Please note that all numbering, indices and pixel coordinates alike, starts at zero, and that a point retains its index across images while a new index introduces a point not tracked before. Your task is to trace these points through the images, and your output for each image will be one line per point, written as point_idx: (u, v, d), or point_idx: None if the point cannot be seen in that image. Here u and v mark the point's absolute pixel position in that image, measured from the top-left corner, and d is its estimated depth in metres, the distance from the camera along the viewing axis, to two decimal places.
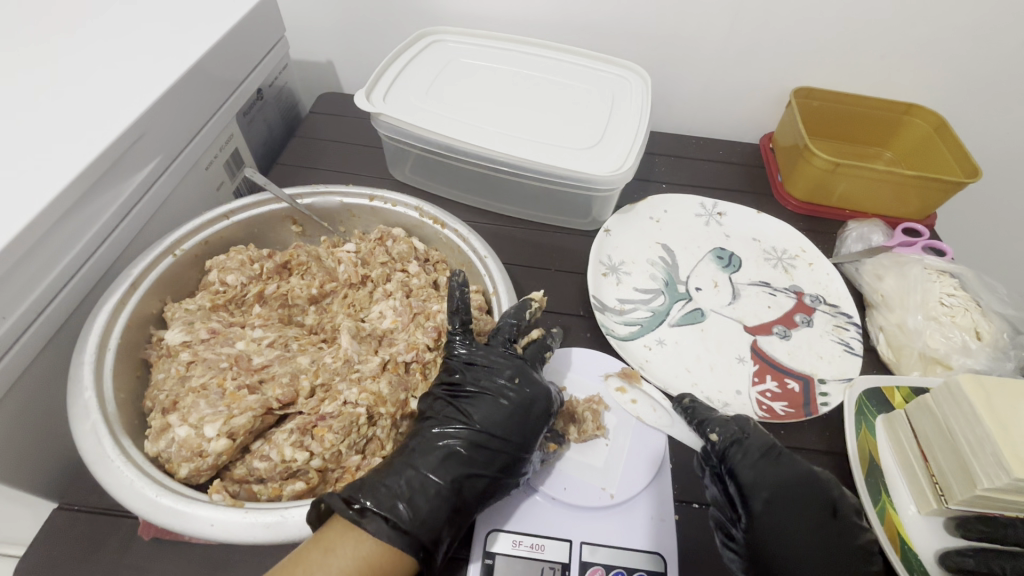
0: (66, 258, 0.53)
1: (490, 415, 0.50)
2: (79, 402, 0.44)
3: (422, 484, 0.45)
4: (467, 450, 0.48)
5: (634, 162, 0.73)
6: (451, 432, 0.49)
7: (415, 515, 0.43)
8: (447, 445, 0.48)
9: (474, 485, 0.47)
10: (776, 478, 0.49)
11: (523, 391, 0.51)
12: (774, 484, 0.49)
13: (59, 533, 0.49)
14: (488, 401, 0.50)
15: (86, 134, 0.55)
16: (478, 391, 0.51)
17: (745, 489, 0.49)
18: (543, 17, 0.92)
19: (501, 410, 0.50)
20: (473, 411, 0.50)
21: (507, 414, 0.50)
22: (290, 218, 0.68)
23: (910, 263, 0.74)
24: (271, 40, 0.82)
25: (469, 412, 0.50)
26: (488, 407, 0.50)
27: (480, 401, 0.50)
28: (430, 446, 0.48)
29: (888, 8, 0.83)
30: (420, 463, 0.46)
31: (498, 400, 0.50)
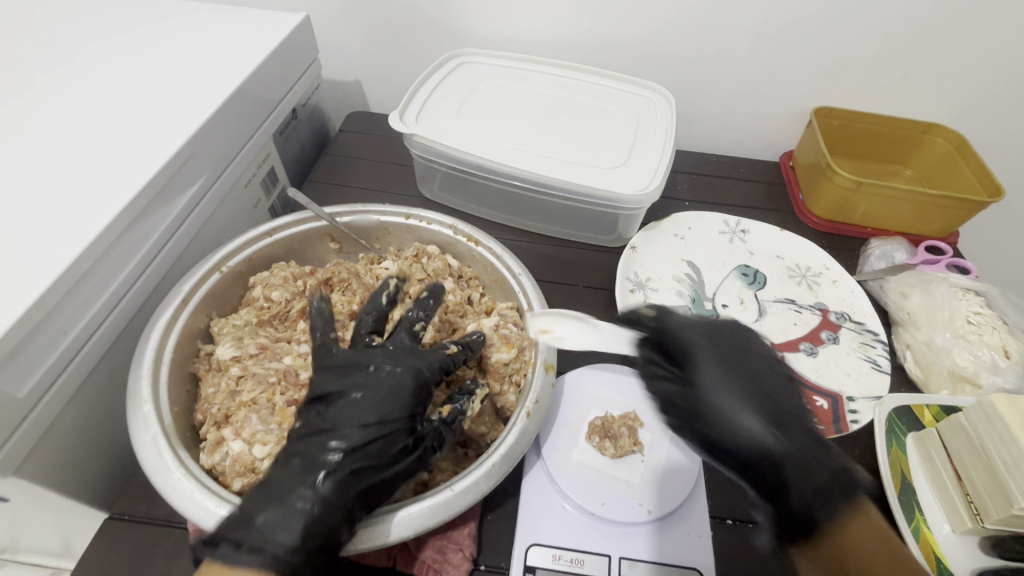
0: (120, 275, 0.55)
1: (347, 424, 0.46)
2: (139, 415, 0.46)
3: (300, 511, 0.42)
4: (351, 463, 0.44)
5: (661, 181, 0.74)
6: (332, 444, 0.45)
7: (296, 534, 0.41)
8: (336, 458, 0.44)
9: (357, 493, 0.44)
10: (731, 370, 0.51)
11: (383, 379, 0.48)
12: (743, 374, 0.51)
13: (110, 542, 0.51)
14: (347, 404, 0.47)
15: (140, 157, 0.58)
16: (337, 391, 0.48)
17: (702, 379, 0.51)
18: (568, 38, 0.94)
19: (353, 395, 0.47)
20: (340, 418, 0.46)
21: (371, 413, 0.46)
22: (329, 235, 0.70)
23: (936, 281, 0.75)
24: (306, 61, 0.85)
25: (336, 426, 0.46)
26: (347, 412, 0.46)
27: (343, 405, 0.47)
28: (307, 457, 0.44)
29: (908, 31, 0.85)
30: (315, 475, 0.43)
31: (358, 406, 0.47)
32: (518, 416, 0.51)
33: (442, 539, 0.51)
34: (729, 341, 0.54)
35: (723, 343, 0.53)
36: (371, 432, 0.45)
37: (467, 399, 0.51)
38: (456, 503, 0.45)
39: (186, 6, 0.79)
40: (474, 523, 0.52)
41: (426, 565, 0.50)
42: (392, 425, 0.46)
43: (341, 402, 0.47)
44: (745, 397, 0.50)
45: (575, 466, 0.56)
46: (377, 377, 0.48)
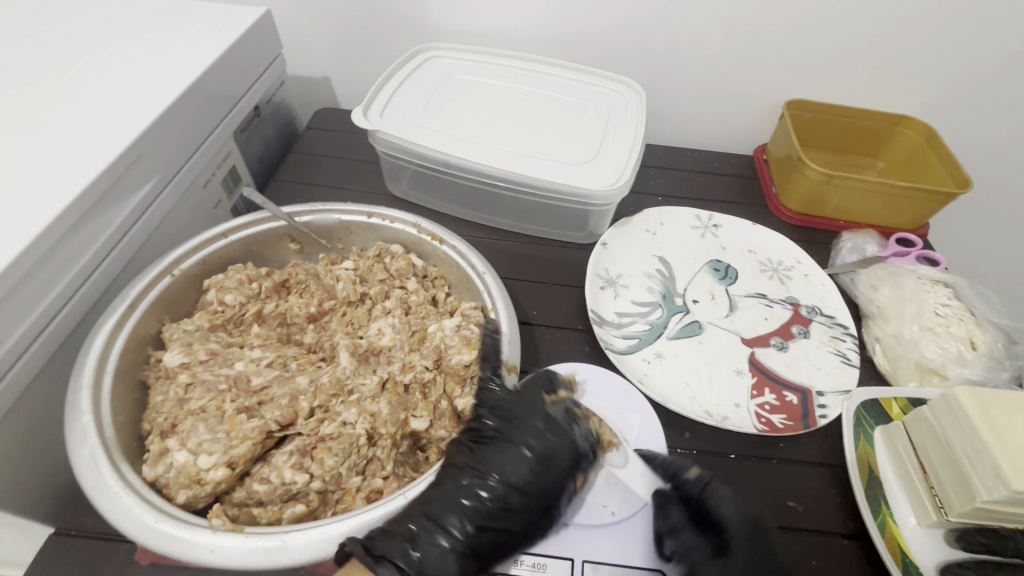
0: (63, 280, 0.53)
1: (511, 467, 0.49)
2: (77, 427, 0.44)
3: (435, 549, 0.45)
4: (497, 521, 0.47)
5: (630, 176, 0.73)
6: (473, 491, 0.48)
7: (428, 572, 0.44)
8: (472, 506, 0.47)
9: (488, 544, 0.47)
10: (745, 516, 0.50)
11: (547, 441, 0.51)
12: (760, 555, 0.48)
13: (53, 558, 0.49)
14: (511, 453, 0.50)
15: (82, 156, 0.55)
16: (502, 440, 0.51)
17: (721, 519, 0.50)
18: (539, 31, 0.93)
19: (521, 452, 0.50)
20: (497, 464, 0.49)
21: (530, 467, 0.49)
22: (288, 235, 0.68)
23: (905, 273, 0.75)
24: (269, 57, 0.82)
25: (505, 468, 0.49)
26: (506, 455, 0.50)
27: (502, 452, 0.50)
28: (457, 498, 0.47)
29: (878, 22, 0.85)
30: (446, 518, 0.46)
31: (523, 452, 0.50)
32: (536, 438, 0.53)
33: None
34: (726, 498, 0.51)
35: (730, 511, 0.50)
36: (529, 485, 0.49)
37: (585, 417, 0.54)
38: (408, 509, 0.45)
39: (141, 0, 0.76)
40: None
41: None
42: (546, 484, 0.49)
43: (499, 448, 0.50)
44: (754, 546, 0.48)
45: None
46: (523, 435, 0.51)
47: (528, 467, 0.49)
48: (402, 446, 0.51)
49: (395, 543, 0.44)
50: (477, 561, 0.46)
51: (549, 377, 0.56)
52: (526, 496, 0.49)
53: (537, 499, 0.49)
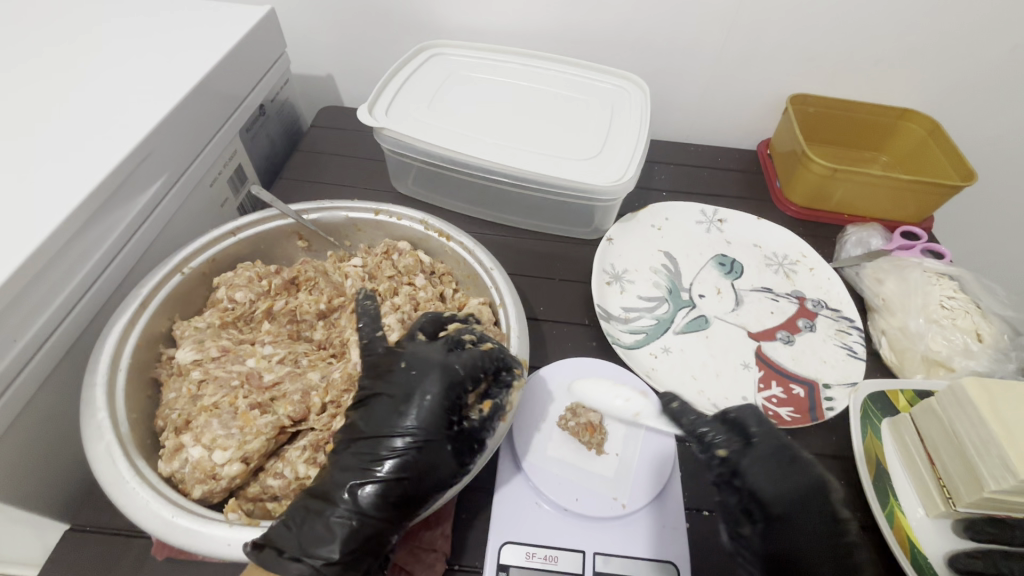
0: (75, 279, 0.53)
1: (398, 416, 0.45)
2: (92, 424, 0.45)
3: (333, 522, 0.41)
4: (399, 471, 0.43)
5: (635, 171, 0.73)
6: (377, 469, 0.43)
7: (336, 545, 0.40)
8: (377, 469, 0.43)
9: (396, 497, 0.43)
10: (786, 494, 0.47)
11: (431, 392, 0.46)
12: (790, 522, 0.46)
13: (70, 554, 0.49)
14: (393, 406, 0.46)
15: (93, 154, 0.56)
16: (392, 394, 0.47)
17: (749, 465, 0.49)
18: (542, 28, 0.93)
19: (405, 410, 0.46)
20: (391, 424, 0.45)
21: (419, 412, 0.45)
22: (296, 233, 0.69)
23: (909, 266, 0.75)
24: (273, 56, 0.82)
25: (390, 424, 0.45)
26: (391, 408, 0.46)
27: (387, 405, 0.46)
28: (358, 464, 0.44)
29: (881, 16, 0.85)
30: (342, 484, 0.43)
31: (419, 401, 0.46)
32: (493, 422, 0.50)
33: (415, 540, 0.50)
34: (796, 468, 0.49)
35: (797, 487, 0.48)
36: (423, 432, 0.45)
37: (504, 391, 0.50)
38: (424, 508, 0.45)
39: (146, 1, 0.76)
40: (448, 523, 0.52)
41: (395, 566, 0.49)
42: (437, 419, 0.45)
43: (387, 401, 0.47)
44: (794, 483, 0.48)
45: (552, 463, 0.55)
46: (410, 385, 0.47)
47: (425, 411, 0.45)
48: None
49: (307, 526, 0.41)
50: (389, 511, 0.43)
51: (436, 322, 0.55)
52: (425, 444, 0.44)
53: (433, 438, 0.45)
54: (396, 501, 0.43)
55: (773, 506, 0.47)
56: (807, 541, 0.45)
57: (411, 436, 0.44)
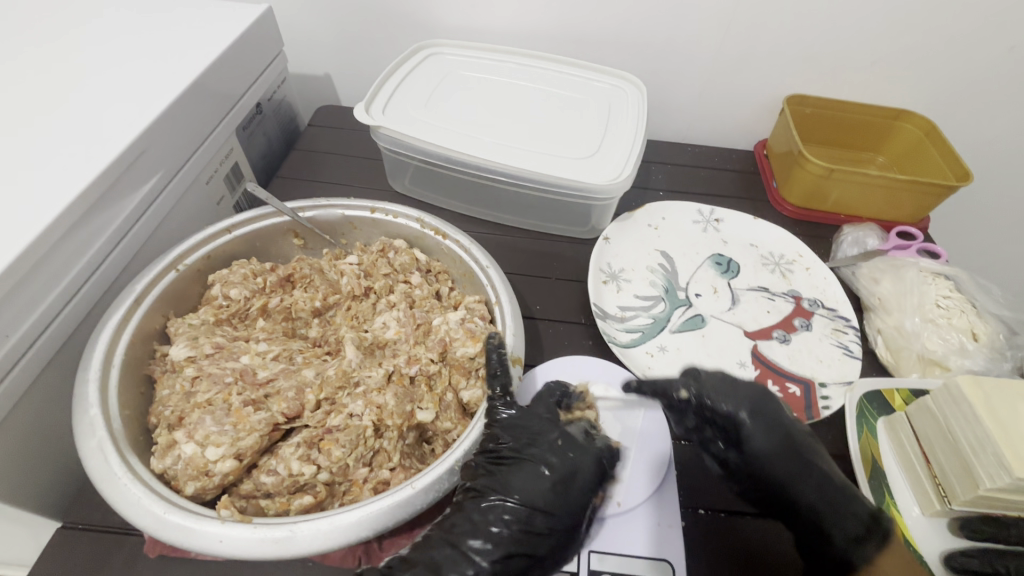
0: (69, 275, 0.53)
1: (534, 486, 0.46)
2: (84, 420, 0.44)
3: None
4: (524, 536, 0.44)
5: (631, 171, 0.73)
6: (497, 526, 0.44)
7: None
8: (500, 533, 0.44)
9: (519, 564, 0.44)
10: (772, 434, 0.51)
11: (567, 457, 0.47)
12: (776, 458, 0.51)
13: (62, 552, 0.49)
14: (528, 471, 0.47)
15: (87, 151, 0.56)
16: (520, 457, 0.48)
17: (716, 403, 0.53)
18: (539, 28, 0.93)
19: (541, 478, 0.46)
20: (516, 485, 0.46)
21: (552, 488, 0.46)
22: (292, 231, 0.69)
23: (906, 266, 0.75)
24: (270, 54, 0.82)
25: (531, 493, 0.46)
26: (532, 477, 0.46)
27: (519, 470, 0.47)
28: (487, 529, 0.44)
29: (876, 17, 0.85)
30: (470, 551, 0.43)
31: (539, 469, 0.47)
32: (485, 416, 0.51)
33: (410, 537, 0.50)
34: (765, 405, 0.53)
35: (770, 428, 0.52)
36: (554, 506, 0.45)
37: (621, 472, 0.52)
38: (416, 501, 0.44)
39: None
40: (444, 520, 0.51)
41: None
42: (574, 503, 0.46)
43: (517, 466, 0.47)
44: (755, 406, 0.53)
45: None
46: (550, 455, 0.48)
47: (563, 488, 0.46)
48: (408, 438, 0.52)
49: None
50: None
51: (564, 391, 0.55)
52: (559, 518, 0.45)
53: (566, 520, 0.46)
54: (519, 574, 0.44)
55: (750, 439, 0.52)
56: (778, 461, 0.51)
57: (551, 512, 0.45)
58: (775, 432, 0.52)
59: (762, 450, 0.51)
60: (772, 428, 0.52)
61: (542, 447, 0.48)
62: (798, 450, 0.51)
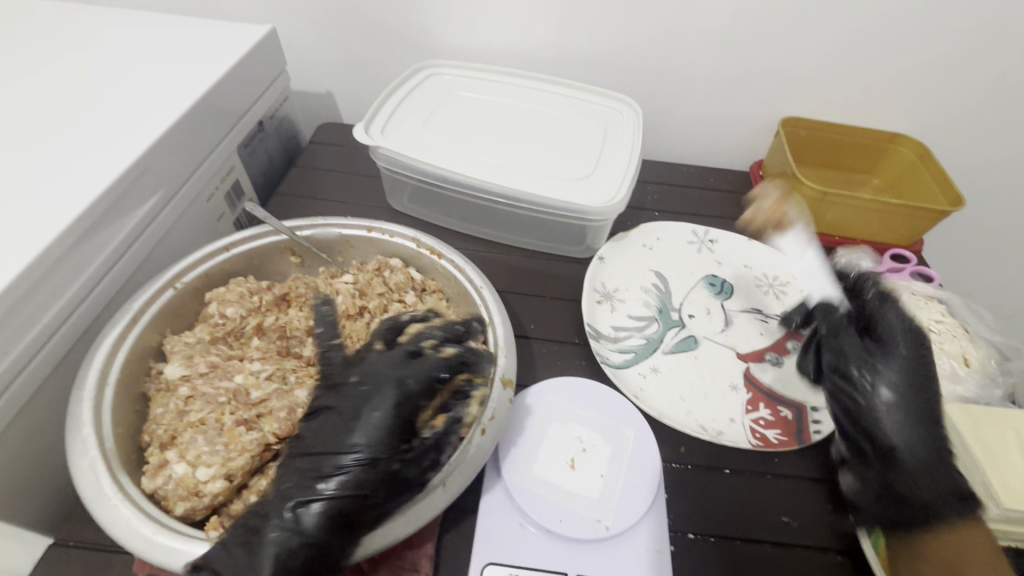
0: (68, 292, 0.54)
1: (348, 433, 0.46)
2: (78, 439, 0.45)
3: (271, 539, 0.42)
4: (344, 488, 0.43)
5: (626, 192, 0.74)
6: (320, 490, 0.43)
7: (278, 554, 0.41)
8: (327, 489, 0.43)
9: (343, 514, 0.43)
10: (909, 377, 0.56)
11: (376, 403, 0.47)
12: (914, 389, 0.55)
13: (52, 570, 0.49)
14: (339, 422, 0.47)
15: (90, 170, 0.57)
16: (333, 408, 0.48)
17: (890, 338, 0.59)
18: (537, 50, 0.95)
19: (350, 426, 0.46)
20: (330, 438, 0.46)
21: (381, 433, 0.46)
22: (289, 249, 0.69)
23: (898, 290, 0.76)
24: (272, 73, 0.84)
25: (337, 442, 0.46)
26: (340, 426, 0.47)
27: (334, 419, 0.47)
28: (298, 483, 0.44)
29: (868, 43, 0.87)
30: (284, 505, 0.43)
31: (356, 416, 0.47)
32: (473, 433, 0.51)
33: (398, 559, 0.51)
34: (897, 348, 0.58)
35: (919, 353, 0.57)
36: (382, 451, 0.45)
37: (463, 405, 0.52)
38: (398, 530, 0.45)
39: (148, 19, 0.78)
40: (432, 543, 0.52)
41: None
42: (388, 447, 0.46)
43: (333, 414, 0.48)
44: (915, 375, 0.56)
45: (534, 482, 0.55)
46: (363, 397, 0.48)
47: (371, 430, 0.46)
48: None
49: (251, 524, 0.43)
50: (334, 530, 0.43)
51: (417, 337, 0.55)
52: (371, 459, 0.45)
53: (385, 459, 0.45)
54: (338, 521, 0.43)
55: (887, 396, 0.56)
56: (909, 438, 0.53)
57: (363, 453, 0.45)
58: (907, 372, 0.56)
59: (892, 393, 0.56)
60: (898, 378, 0.56)
61: (357, 394, 0.49)
62: (922, 393, 0.55)
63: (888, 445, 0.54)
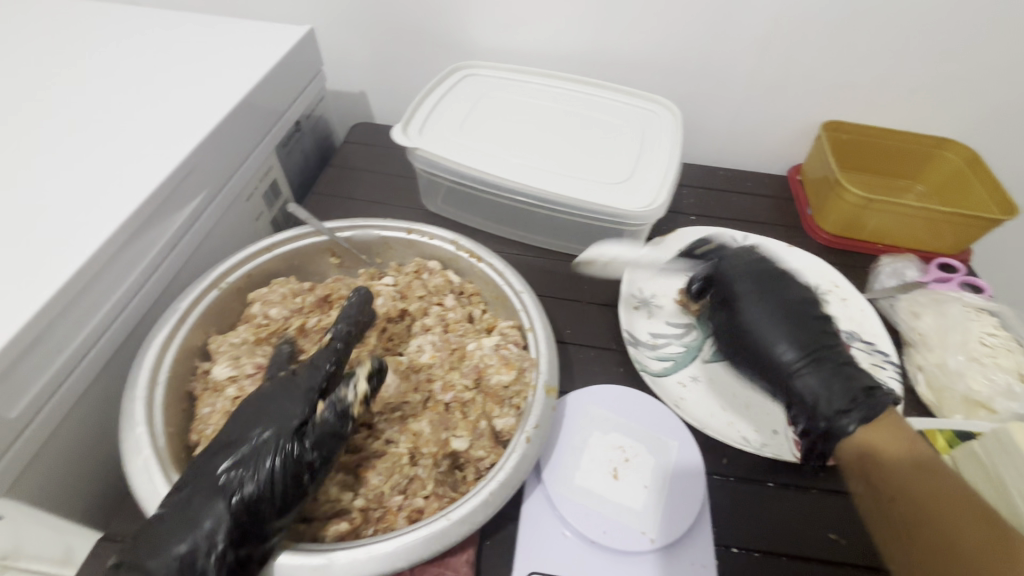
0: (119, 290, 0.55)
1: (238, 442, 0.44)
2: (132, 437, 0.46)
3: (199, 532, 0.40)
4: (238, 493, 0.41)
5: (666, 197, 0.73)
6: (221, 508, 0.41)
7: (186, 547, 0.40)
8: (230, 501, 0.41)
9: (244, 513, 0.41)
10: (768, 304, 0.63)
11: (268, 406, 0.45)
12: (781, 325, 0.61)
13: (103, 564, 0.50)
14: (234, 433, 0.45)
15: (139, 170, 0.58)
16: (232, 436, 0.45)
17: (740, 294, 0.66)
18: (573, 51, 0.94)
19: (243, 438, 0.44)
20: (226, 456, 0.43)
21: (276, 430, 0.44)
22: (329, 250, 0.70)
23: (948, 302, 0.73)
24: (311, 74, 0.84)
25: (270, 426, 0.44)
26: (267, 412, 0.45)
27: (230, 435, 0.45)
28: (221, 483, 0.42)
29: (917, 45, 0.84)
30: (202, 511, 0.41)
31: (244, 424, 0.45)
32: (518, 441, 0.50)
33: (438, 566, 0.50)
34: (768, 269, 0.67)
35: (769, 279, 0.66)
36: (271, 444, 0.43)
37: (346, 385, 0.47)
38: (453, 532, 0.44)
39: (190, 19, 0.79)
40: (472, 550, 0.51)
41: None
42: (270, 443, 0.43)
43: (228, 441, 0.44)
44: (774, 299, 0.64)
45: (577, 492, 0.55)
46: (260, 408, 0.46)
47: (271, 421, 0.44)
48: (442, 466, 0.51)
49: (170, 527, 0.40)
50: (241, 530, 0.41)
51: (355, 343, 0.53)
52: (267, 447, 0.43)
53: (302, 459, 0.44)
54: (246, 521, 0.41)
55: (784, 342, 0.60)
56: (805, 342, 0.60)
57: (291, 446, 0.43)
58: (773, 305, 0.63)
59: (795, 350, 0.59)
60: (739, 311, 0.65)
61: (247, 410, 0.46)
62: (806, 317, 0.62)
63: (790, 366, 0.59)
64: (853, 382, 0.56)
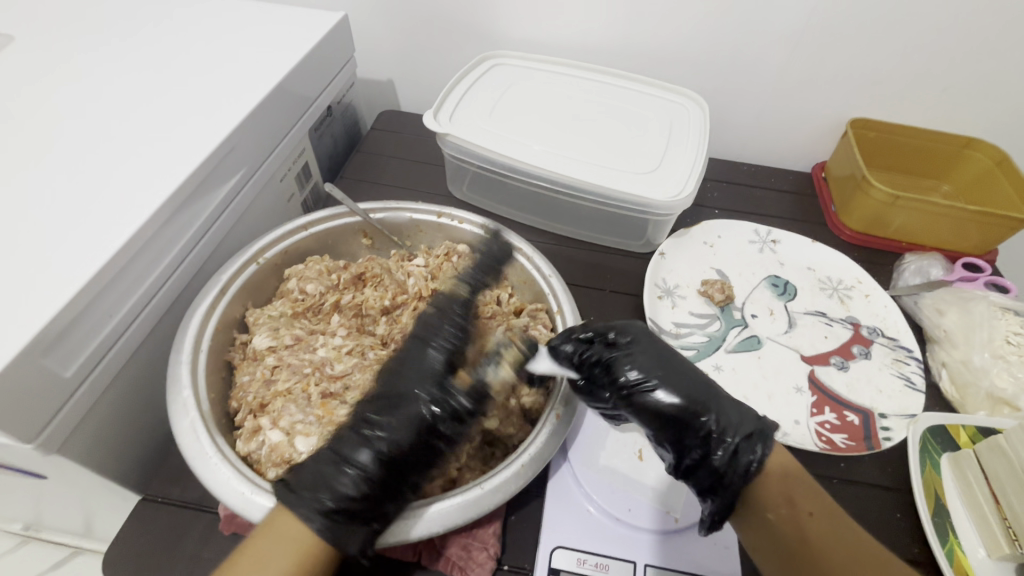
0: (165, 261, 0.57)
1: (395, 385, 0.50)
2: (179, 400, 0.48)
3: (342, 471, 0.45)
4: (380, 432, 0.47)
5: (693, 188, 0.74)
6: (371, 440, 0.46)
7: (336, 491, 0.44)
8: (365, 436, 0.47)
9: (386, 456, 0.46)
10: (657, 347, 0.55)
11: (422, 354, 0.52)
12: (668, 368, 0.52)
13: (145, 522, 0.52)
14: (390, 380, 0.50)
15: (185, 147, 0.59)
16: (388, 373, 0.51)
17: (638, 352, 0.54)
18: (601, 43, 0.94)
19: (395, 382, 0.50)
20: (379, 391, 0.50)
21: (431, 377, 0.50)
22: (362, 231, 0.71)
23: (974, 299, 0.73)
24: (343, 59, 0.86)
25: (393, 387, 0.50)
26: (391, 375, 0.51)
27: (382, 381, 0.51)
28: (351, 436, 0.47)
29: (951, 47, 0.84)
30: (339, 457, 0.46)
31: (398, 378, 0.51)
32: (547, 418, 0.52)
33: (466, 537, 0.51)
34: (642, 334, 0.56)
35: (644, 330, 0.56)
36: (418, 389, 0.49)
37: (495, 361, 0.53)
38: (485, 502, 0.46)
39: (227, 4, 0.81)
40: (499, 522, 0.53)
41: (451, 561, 0.50)
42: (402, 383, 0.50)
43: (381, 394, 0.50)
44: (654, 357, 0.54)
45: (600, 471, 0.57)
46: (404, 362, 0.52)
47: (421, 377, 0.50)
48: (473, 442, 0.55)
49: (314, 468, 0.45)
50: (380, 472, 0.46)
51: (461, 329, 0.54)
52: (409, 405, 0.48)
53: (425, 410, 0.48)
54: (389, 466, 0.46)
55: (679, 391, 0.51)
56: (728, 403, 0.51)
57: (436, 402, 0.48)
58: (667, 357, 0.54)
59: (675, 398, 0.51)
60: (636, 357, 0.53)
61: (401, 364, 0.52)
62: (680, 368, 0.53)
63: (682, 410, 0.51)
64: (716, 405, 0.51)
